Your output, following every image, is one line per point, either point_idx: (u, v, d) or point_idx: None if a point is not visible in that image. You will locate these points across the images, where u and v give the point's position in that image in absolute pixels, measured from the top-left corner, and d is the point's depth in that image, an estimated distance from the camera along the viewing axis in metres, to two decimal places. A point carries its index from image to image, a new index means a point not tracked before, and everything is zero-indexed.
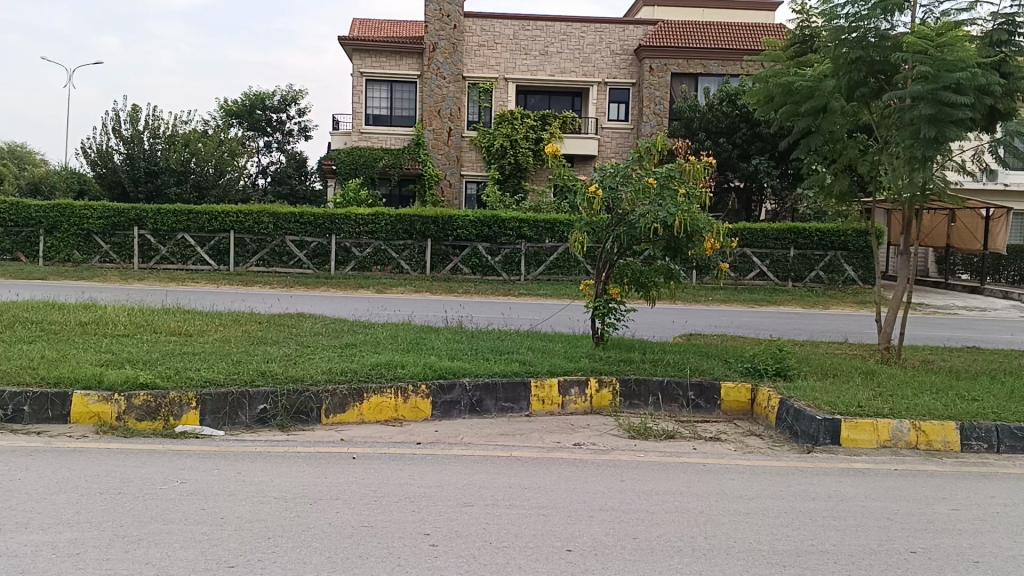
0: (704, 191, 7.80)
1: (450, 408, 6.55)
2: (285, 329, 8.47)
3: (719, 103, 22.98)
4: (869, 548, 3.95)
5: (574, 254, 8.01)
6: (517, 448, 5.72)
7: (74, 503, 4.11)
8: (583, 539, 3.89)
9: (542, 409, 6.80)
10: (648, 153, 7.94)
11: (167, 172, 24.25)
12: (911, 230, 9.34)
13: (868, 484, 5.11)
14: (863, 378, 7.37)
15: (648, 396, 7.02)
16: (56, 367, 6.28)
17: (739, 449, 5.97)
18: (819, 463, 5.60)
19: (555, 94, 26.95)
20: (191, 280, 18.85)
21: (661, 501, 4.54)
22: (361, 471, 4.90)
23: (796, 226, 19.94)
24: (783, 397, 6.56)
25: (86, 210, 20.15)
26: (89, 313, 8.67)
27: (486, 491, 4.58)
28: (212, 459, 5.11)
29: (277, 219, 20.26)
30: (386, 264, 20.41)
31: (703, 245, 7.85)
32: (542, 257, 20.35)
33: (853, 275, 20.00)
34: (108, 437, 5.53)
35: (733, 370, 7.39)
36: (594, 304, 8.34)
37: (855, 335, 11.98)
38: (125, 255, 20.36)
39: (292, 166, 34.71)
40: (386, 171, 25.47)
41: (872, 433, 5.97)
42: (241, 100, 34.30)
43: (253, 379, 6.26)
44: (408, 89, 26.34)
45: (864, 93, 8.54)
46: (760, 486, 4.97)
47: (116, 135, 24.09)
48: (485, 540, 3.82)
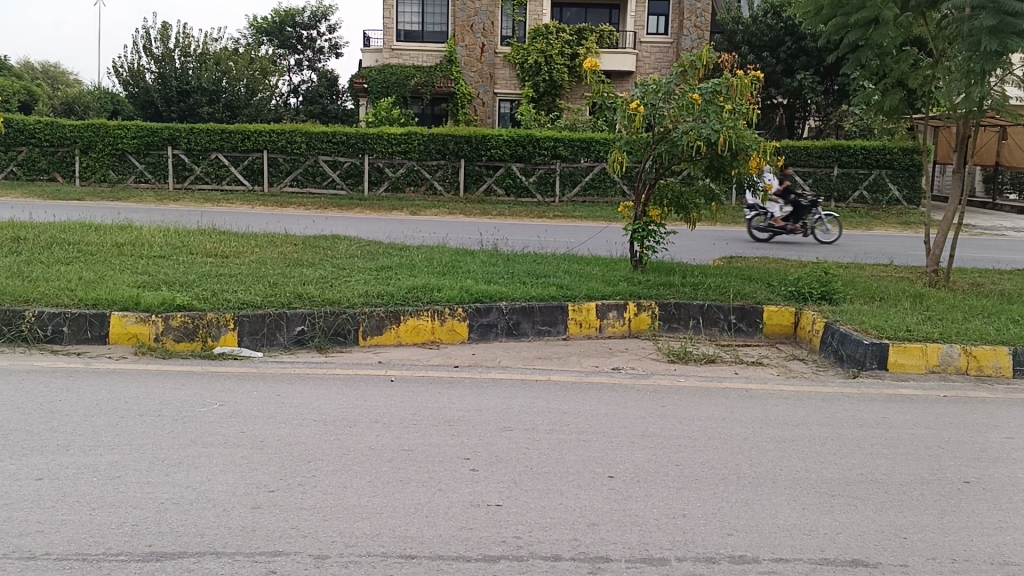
0: (752, 108, 7.46)
1: (487, 330, 6.48)
2: (321, 251, 8.40)
3: (763, 15, 22.12)
4: (921, 478, 3.84)
5: (612, 174, 7.80)
6: (556, 372, 5.66)
7: (116, 425, 4.12)
8: (625, 466, 3.82)
9: (579, 332, 6.71)
10: (693, 68, 7.64)
11: (200, 91, 24.04)
12: (965, 148, 8.93)
13: (917, 411, 4.98)
14: (912, 302, 7.15)
15: (688, 320, 6.90)
16: (94, 288, 6.28)
17: (781, 373, 5.86)
18: (866, 389, 5.46)
19: (592, 7, 26.12)
20: (226, 201, 18.84)
21: (704, 426, 4.46)
22: (399, 394, 4.87)
23: (841, 144, 19.37)
24: (828, 321, 6.39)
25: (119, 129, 20.12)
26: (127, 233, 8.67)
27: (525, 416, 4.52)
28: (251, 381, 5.09)
29: (310, 139, 20.10)
30: (419, 184, 20.22)
31: (748, 164, 7.55)
32: (578, 177, 20.03)
33: (897, 196, 19.41)
34: (147, 359, 5.56)
35: (776, 294, 7.21)
36: (632, 227, 8.14)
37: (900, 257, 11.67)
38: (160, 174, 20.38)
39: (323, 85, 34.29)
40: (418, 89, 25.10)
41: (920, 357, 5.82)
42: (271, 17, 33.74)
43: (289, 301, 6.21)
44: (440, 3, 25.65)
45: (919, 4, 8.20)
46: (805, 412, 4.86)
47: (147, 53, 23.78)
48: (526, 466, 3.77)
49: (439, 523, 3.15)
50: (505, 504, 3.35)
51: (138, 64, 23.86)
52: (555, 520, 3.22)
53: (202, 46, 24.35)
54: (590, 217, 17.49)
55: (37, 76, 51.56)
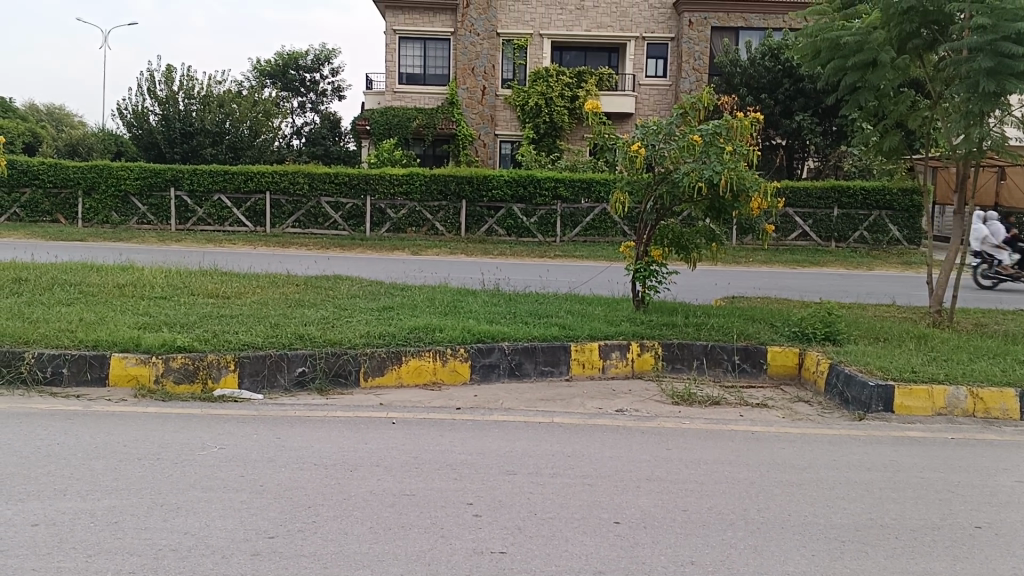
0: (752, 149, 7.50)
1: (489, 371, 6.44)
2: (322, 292, 8.39)
3: (761, 57, 22.35)
4: (932, 523, 3.78)
5: (614, 215, 7.82)
6: (559, 414, 5.60)
7: (113, 469, 4.06)
8: (631, 511, 3.75)
9: (582, 373, 6.66)
10: (693, 109, 7.69)
11: (203, 133, 24.22)
12: (966, 188, 8.97)
13: (925, 454, 4.91)
14: (916, 342, 7.11)
15: (691, 361, 6.85)
16: (94, 329, 6.25)
17: (786, 415, 5.80)
18: (872, 431, 5.40)
19: (591, 50, 26.42)
20: (227, 242, 18.89)
21: (710, 470, 4.40)
22: (401, 437, 4.81)
23: (841, 184, 19.47)
24: (832, 362, 6.35)
25: (123, 170, 20.24)
26: (128, 274, 8.65)
27: (529, 459, 4.46)
28: (251, 424, 5.03)
29: (312, 180, 20.22)
30: (420, 225, 20.29)
31: (750, 205, 7.55)
32: (579, 218, 20.10)
33: (898, 236, 19.45)
34: (147, 401, 5.51)
35: (780, 334, 7.17)
36: (634, 266, 8.14)
37: (903, 297, 11.66)
38: (162, 215, 20.46)
39: (325, 127, 34.58)
40: (420, 130, 25.30)
41: (927, 400, 5.77)
42: (274, 60, 34.15)
43: (291, 341, 6.18)
44: (442, 46, 25.96)
45: (917, 46, 8.26)
46: (811, 455, 4.80)
47: (151, 96, 24.01)
48: (530, 511, 3.70)
49: (442, 571, 3.09)
50: (509, 551, 3.29)
51: (143, 106, 24.07)
52: (561, 567, 3.16)
53: (206, 88, 24.59)
54: (591, 258, 17.51)
55: (42, 117, 52.06)
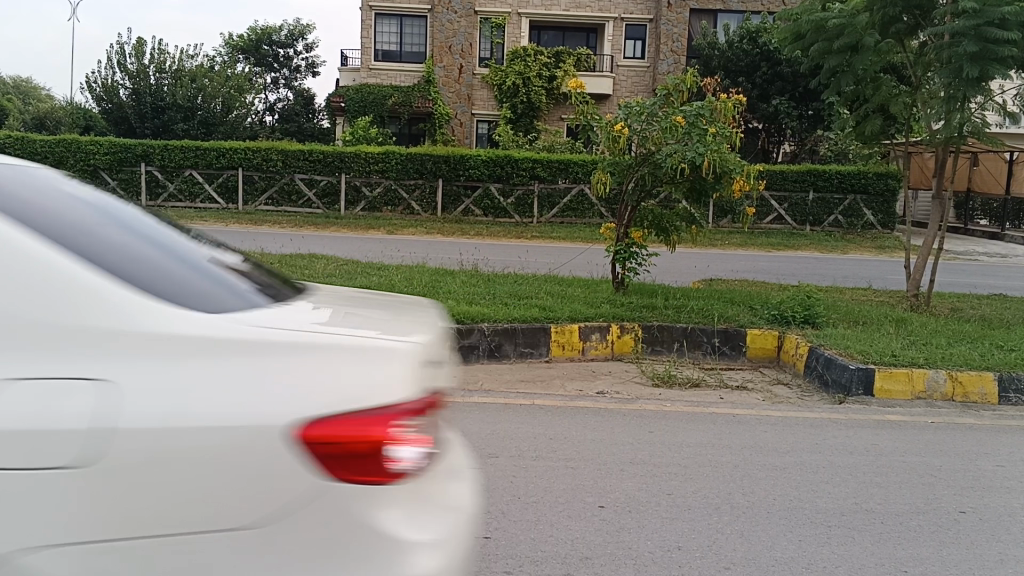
0: (734, 131, 7.44)
1: (468, 353, 6.36)
2: (297, 271, 8.25)
3: (739, 40, 22.31)
4: (917, 507, 3.77)
5: (595, 196, 7.75)
6: (539, 396, 5.53)
7: None
8: (616, 495, 3.70)
9: (562, 355, 6.61)
10: (677, 90, 7.58)
11: (174, 108, 23.79)
12: (945, 172, 8.98)
13: (907, 438, 4.91)
14: (894, 326, 7.15)
15: (671, 343, 6.81)
16: None
17: (767, 398, 5.78)
18: (853, 415, 5.40)
19: (569, 30, 26.23)
20: (200, 219, 18.58)
21: (694, 453, 4.36)
22: None
23: (817, 168, 19.53)
24: (812, 345, 6.34)
25: (91, 145, 19.79)
26: None
27: (511, 442, 4.38)
28: None
29: (286, 156, 19.93)
30: (396, 204, 20.11)
31: (731, 187, 7.50)
32: (556, 199, 20.01)
33: (872, 221, 19.57)
34: None
35: (759, 317, 7.16)
36: (614, 248, 8.08)
37: (879, 282, 11.72)
38: (133, 191, 20.07)
39: (300, 104, 34.18)
40: (395, 109, 25.00)
41: (907, 383, 5.76)
42: (247, 35, 33.60)
43: None
44: (419, 23, 25.67)
45: (899, 29, 8.25)
46: (795, 439, 4.77)
47: (121, 69, 23.50)
48: (513, 495, 3.64)
49: None
50: (494, 536, 3.22)
51: (112, 79, 23.55)
52: (547, 553, 3.09)
53: (177, 62, 24.11)
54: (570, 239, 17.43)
55: (9, 92, 51.15)
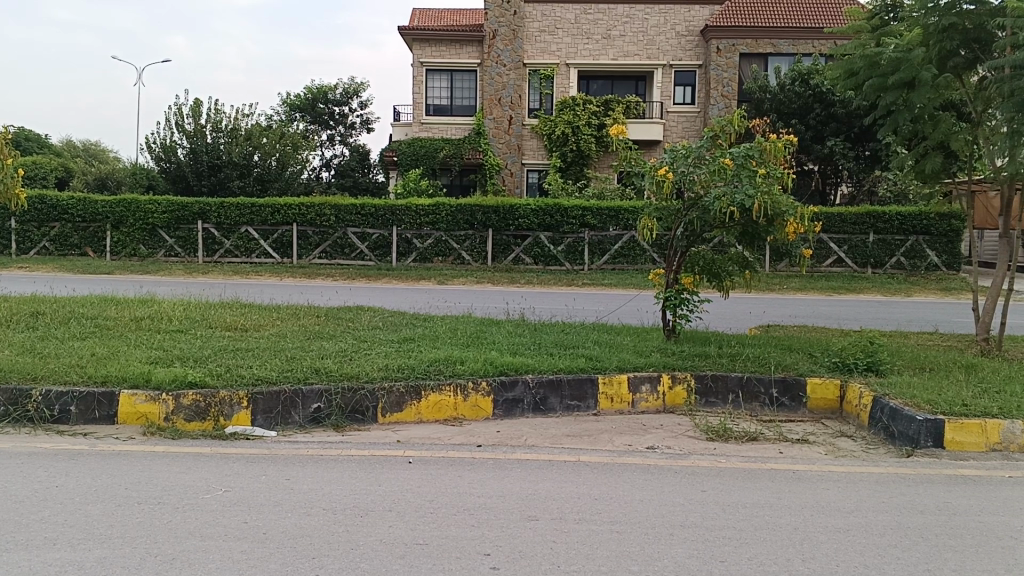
0: (786, 172, 7.17)
1: (513, 406, 6.15)
2: (343, 324, 8.16)
3: (791, 83, 22.04)
4: (996, 575, 3.42)
5: (642, 242, 7.56)
6: (585, 451, 5.28)
7: (109, 516, 3.83)
8: (663, 563, 3.44)
9: (611, 407, 6.35)
10: (724, 132, 7.39)
11: (230, 166, 24.33)
12: (1012, 210, 8.55)
13: (982, 494, 4.54)
14: (965, 372, 6.74)
15: (726, 394, 6.51)
16: (104, 364, 6.06)
17: (830, 452, 5.45)
18: (923, 469, 5.04)
19: (618, 78, 26.27)
20: (254, 273, 18.84)
21: (749, 515, 4.06)
22: (417, 477, 4.53)
23: (876, 209, 19.04)
24: (876, 395, 5.99)
25: (151, 204, 20.32)
26: (146, 307, 8.51)
27: (553, 503, 4.15)
28: (261, 463, 4.79)
29: (339, 211, 20.17)
30: (446, 255, 20.13)
31: (784, 230, 7.21)
32: (607, 246, 19.83)
33: (936, 261, 18.91)
34: (156, 439, 5.29)
35: (819, 365, 6.82)
36: (664, 294, 7.81)
37: (946, 325, 11.20)
38: (190, 248, 20.48)
39: (354, 159, 34.74)
40: (447, 161, 25.22)
41: (980, 435, 5.38)
42: (303, 94, 34.38)
43: (306, 376, 5.95)
44: (468, 77, 25.98)
45: (957, 64, 7.95)
46: (858, 497, 4.44)
47: (180, 130, 24.14)
48: (552, 563, 3.40)
49: None
50: None
51: (171, 139, 24.20)
52: None
53: (234, 122, 24.71)
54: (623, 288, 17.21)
55: (79, 154, 53.20)
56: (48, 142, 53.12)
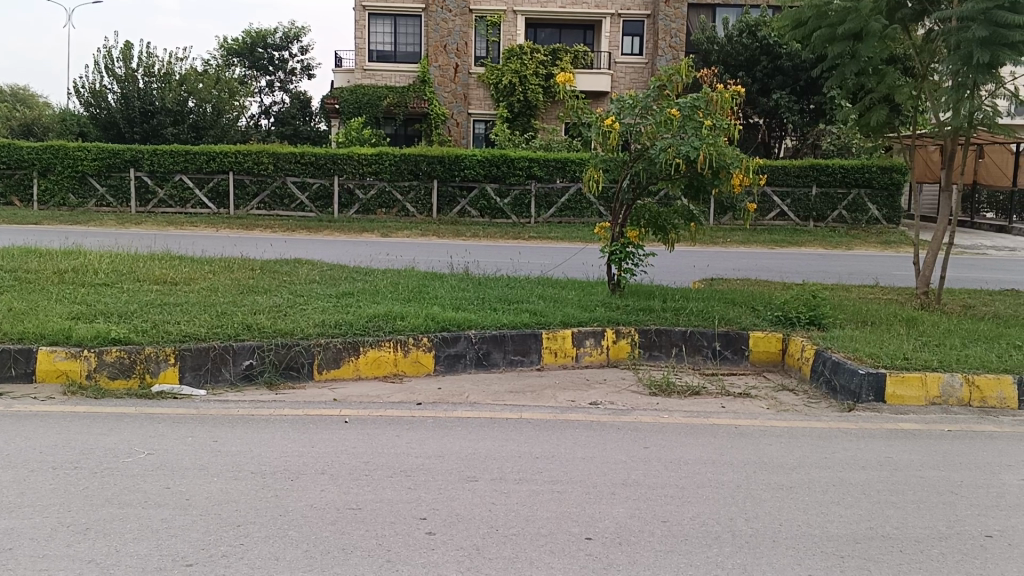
0: (733, 123, 7.04)
1: (454, 361, 6.00)
2: (279, 277, 7.89)
3: (739, 34, 21.95)
4: (937, 532, 3.40)
5: (587, 194, 7.39)
6: (528, 408, 5.16)
7: (19, 482, 3.60)
8: (605, 524, 3.34)
9: (554, 362, 6.24)
10: (670, 81, 7.20)
11: (164, 112, 23.45)
12: (953, 164, 8.59)
13: (922, 449, 4.54)
14: (905, 326, 6.77)
15: (669, 348, 6.44)
16: (21, 320, 5.73)
17: (773, 407, 5.42)
18: (864, 424, 5.03)
19: (566, 27, 25.85)
20: (190, 224, 18.26)
21: (692, 472, 3.99)
22: (353, 438, 4.36)
23: (819, 163, 19.18)
24: (818, 348, 5.98)
25: (79, 151, 19.48)
26: (70, 259, 8.11)
27: (493, 462, 4.03)
28: (188, 424, 4.56)
29: (278, 160, 19.60)
30: (390, 206, 19.78)
31: (730, 182, 7.11)
32: (553, 198, 19.67)
33: (876, 215, 19.18)
34: (77, 399, 5.02)
35: (762, 319, 6.79)
36: (609, 248, 7.68)
37: (886, 278, 11.33)
38: (122, 198, 19.76)
39: (296, 107, 33.81)
40: (391, 109, 24.66)
41: (920, 388, 5.41)
42: (242, 38, 33.22)
43: (238, 332, 5.70)
44: (413, 23, 25.31)
45: (905, 15, 7.97)
46: (801, 453, 4.40)
47: (109, 73, 23.11)
48: (491, 526, 3.28)
49: None
50: None
51: (100, 84, 23.16)
52: None
53: (167, 66, 23.74)
54: (568, 240, 17.12)
55: (5, 99, 51.11)
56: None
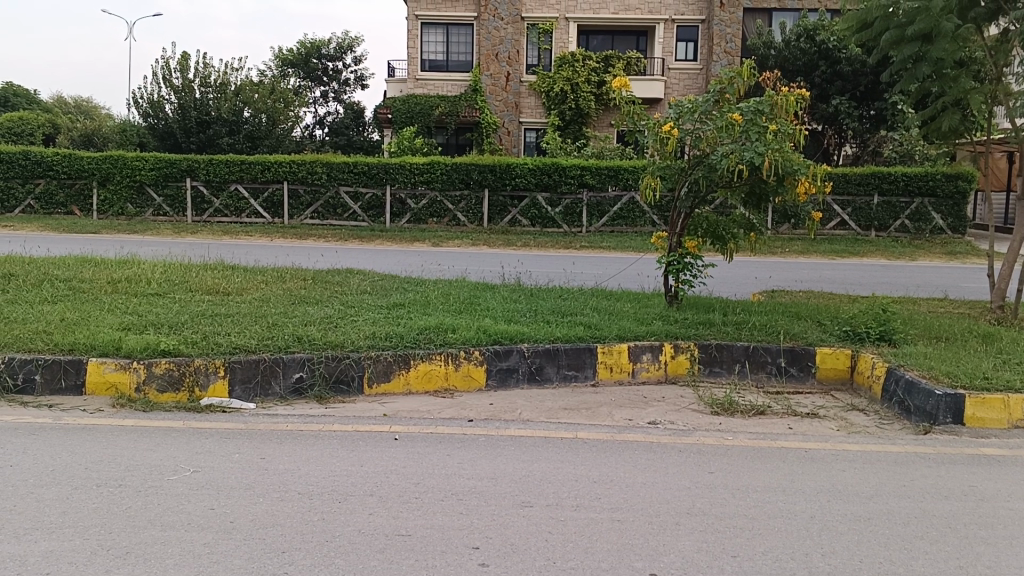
0: (797, 129, 6.74)
1: (507, 376, 5.82)
2: (330, 287, 7.80)
3: (797, 39, 21.45)
4: None
5: (645, 203, 7.15)
6: (584, 427, 4.96)
7: (63, 501, 3.50)
8: (670, 558, 3.12)
9: (610, 377, 6.03)
10: (732, 85, 6.93)
11: (219, 122, 23.77)
12: None
13: (1010, 478, 4.21)
14: (982, 343, 6.40)
15: (731, 364, 6.18)
16: (73, 331, 5.71)
17: (843, 428, 5.13)
18: (943, 448, 4.71)
19: (618, 34, 25.59)
20: (244, 233, 18.43)
21: (761, 501, 3.74)
22: (402, 457, 4.20)
23: (881, 170, 18.63)
24: (890, 366, 5.66)
25: (137, 161, 19.82)
26: (125, 269, 8.13)
27: (548, 487, 3.83)
28: (236, 440, 4.45)
29: (331, 169, 19.69)
30: (441, 215, 19.74)
31: (795, 190, 6.79)
32: (605, 207, 19.44)
33: (942, 225, 18.53)
34: (125, 412, 4.95)
35: (829, 334, 6.49)
36: (666, 259, 7.42)
37: (956, 290, 10.86)
38: (178, 207, 20.03)
39: (349, 117, 34.09)
40: (443, 118, 24.65)
41: (1002, 411, 5.07)
42: (296, 49, 33.60)
43: (287, 344, 5.59)
44: (465, 32, 25.28)
45: (979, 14, 7.53)
46: (877, 480, 4.12)
47: (167, 84, 23.49)
48: (548, 558, 3.08)
49: None
50: None
51: (158, 95, 23.53)
52: None
53: (223, 76, 24.06)
54: (621, 251, 16.84)
55: (71, 111, 52.73)
56: (36, 98, 52.29)
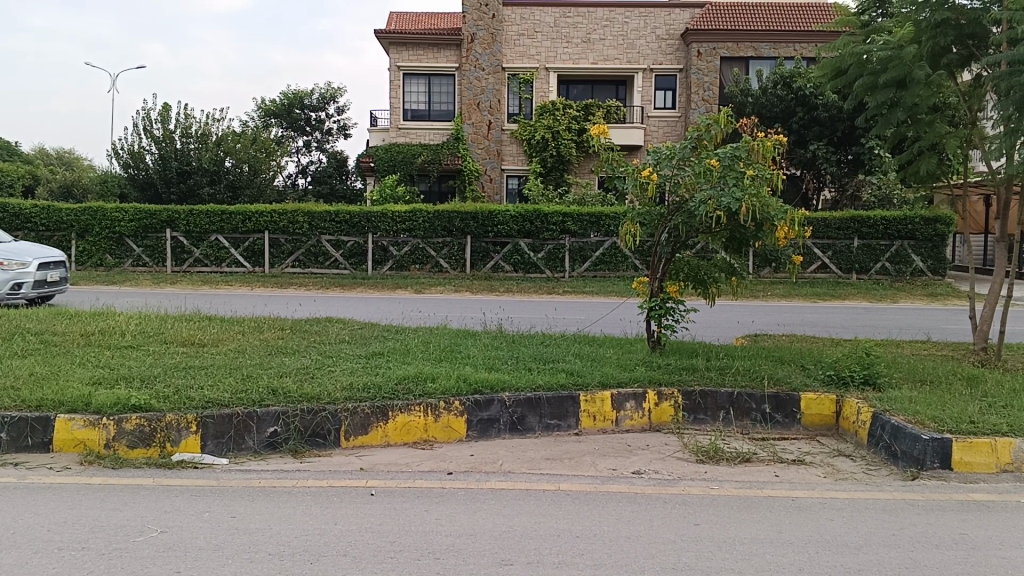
0: (775, 173, 6.74)
1: (488, 426, 5.71)
2: (308, 337, 7.68)
3: (773, 86, 21.77)
4: None
5: (624, 248, 7.12)
6: (567, 478, 4.84)
7: (21, 566, 3.35)
8: None
9: (593, 426, 5.92)
10: (708, 131, 6.96)
11: (201, 172, 23.75)
12: (1008, 215, 8.19)
13: (1001, 525, 4.12)
14: (967, 385, 6.34)
15: (715, 411, 6.09)
16: (41, 386, 5.55)
17: (829, 475, 5.03)
18: (932, 494, 4.62)
19: (598, 83, 25.90)
20: (225, 283, 18.29)
21: (747, 555, 3.62)
22: (379, 513, 4.07)
23: (860, 214, 18.81)
24: (875, 411, 5.59)
25: (117, 212, 19.71)
26: (99, 321, 7.99)
27: (529, 543, 3.71)
28: (206, 498, 4.31)
29: (312, 218, 19.64)
30: (424, 262, 19.69)
31: (774, 234, 6.78)
32: (587, 252, 19.46)
33: (921, 267, 18.66)
34: (94, 470, 4.80)
35: (813, 379, 6.43)
36: (648, 304, 7.37)
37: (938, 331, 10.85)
38: (158, 257, 19.89)
39: (332, 166, 34.19)
40: (425, 166, 24.74)
41: (990, 455, 5.00)
42: (279, 99, 33.79)
43: (262, 397, 5.46)
44: (446, 82, 25.53)
45: (951, 60, 7.62)
46: (866, 529, 4.02)
47: (148, 135, 23.48)
48: None
49: None
50: None
51: (139, 146, 23.52)
52: None
53: (204, 126, 24.09)
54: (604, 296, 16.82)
55: (53, 162, 52.71)
56: (17, 151, 52.26)
